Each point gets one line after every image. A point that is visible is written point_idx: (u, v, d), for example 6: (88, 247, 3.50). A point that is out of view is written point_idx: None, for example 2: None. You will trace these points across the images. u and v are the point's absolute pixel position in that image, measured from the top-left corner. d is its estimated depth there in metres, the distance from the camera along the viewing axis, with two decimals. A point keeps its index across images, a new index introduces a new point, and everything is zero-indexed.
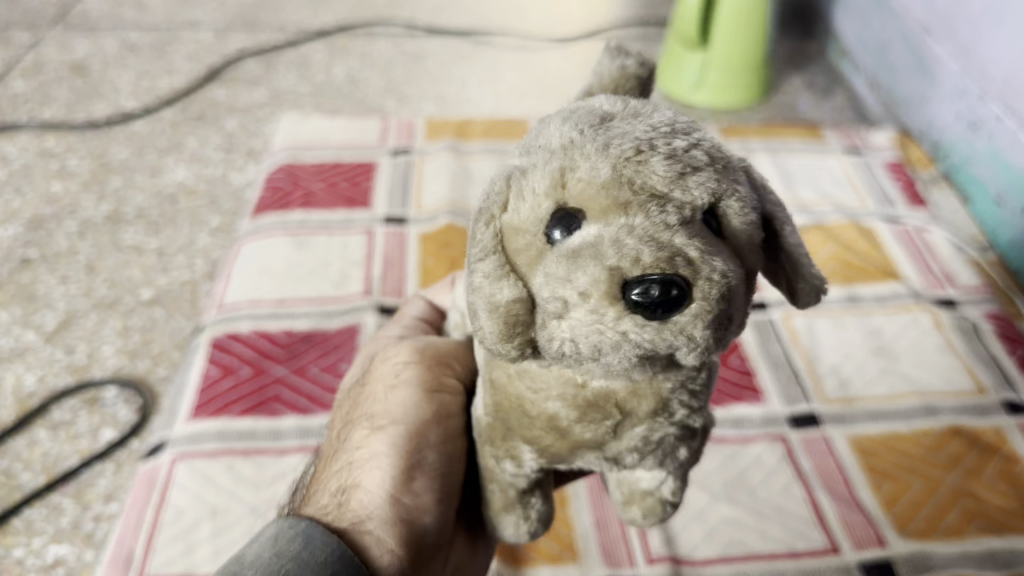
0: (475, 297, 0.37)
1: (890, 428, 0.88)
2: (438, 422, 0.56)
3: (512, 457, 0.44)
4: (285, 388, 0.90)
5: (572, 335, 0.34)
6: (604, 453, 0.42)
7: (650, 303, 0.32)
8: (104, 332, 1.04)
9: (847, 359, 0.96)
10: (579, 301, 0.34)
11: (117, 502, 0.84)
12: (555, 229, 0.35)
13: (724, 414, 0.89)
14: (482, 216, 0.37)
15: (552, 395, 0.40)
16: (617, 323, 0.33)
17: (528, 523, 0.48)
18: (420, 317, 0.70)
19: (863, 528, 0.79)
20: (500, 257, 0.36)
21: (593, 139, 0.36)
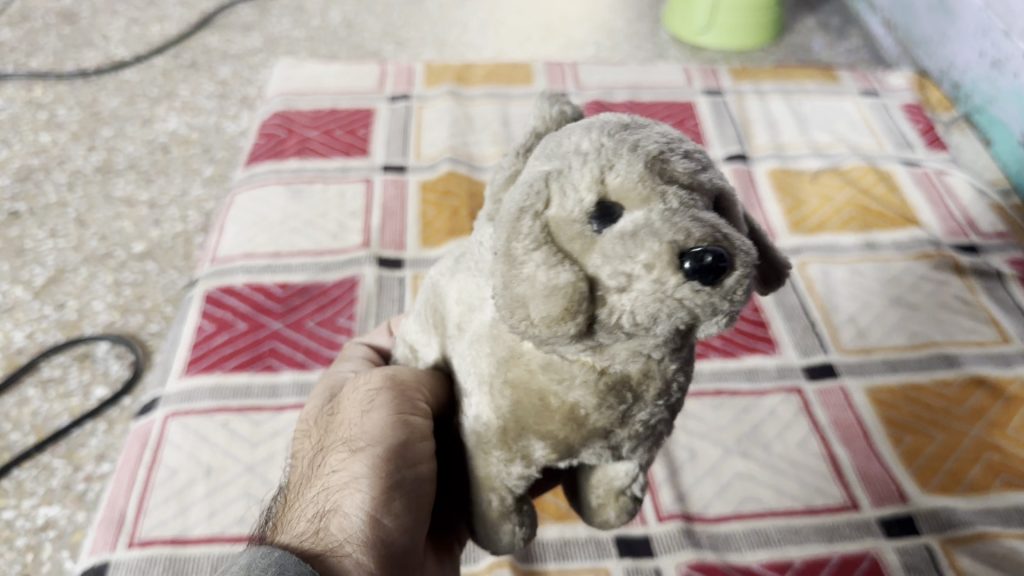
0: (520, 290, 0.32)
1: (909, 378, 0.85)
2: (417, 446, 0.49)
3: (522, 457, 0.39)
4: (281, 342, 0.87)
5: (632, 306, 0.31)
6: (608, 441, 0.38)
7: (707, 270, 0.30)
8: (95, 286, 1.01)
9: (865, 308, 0.92)
10: (642, 273, 0.31)
11: (109, 461, 0.81)
12: (601, 222, 0.33)
13: (738, 365, 0.86)
14: (523, 211, 0.33)
15: (576, 375, 0.36)
16: (675, 291, 0.30)
17: (520, 530, 0.44)
18: (368, 354, 0.63)
19: (884, 483, 0.76)
20: (554, 247, 0.32)
21: (621, 142, 0.34)
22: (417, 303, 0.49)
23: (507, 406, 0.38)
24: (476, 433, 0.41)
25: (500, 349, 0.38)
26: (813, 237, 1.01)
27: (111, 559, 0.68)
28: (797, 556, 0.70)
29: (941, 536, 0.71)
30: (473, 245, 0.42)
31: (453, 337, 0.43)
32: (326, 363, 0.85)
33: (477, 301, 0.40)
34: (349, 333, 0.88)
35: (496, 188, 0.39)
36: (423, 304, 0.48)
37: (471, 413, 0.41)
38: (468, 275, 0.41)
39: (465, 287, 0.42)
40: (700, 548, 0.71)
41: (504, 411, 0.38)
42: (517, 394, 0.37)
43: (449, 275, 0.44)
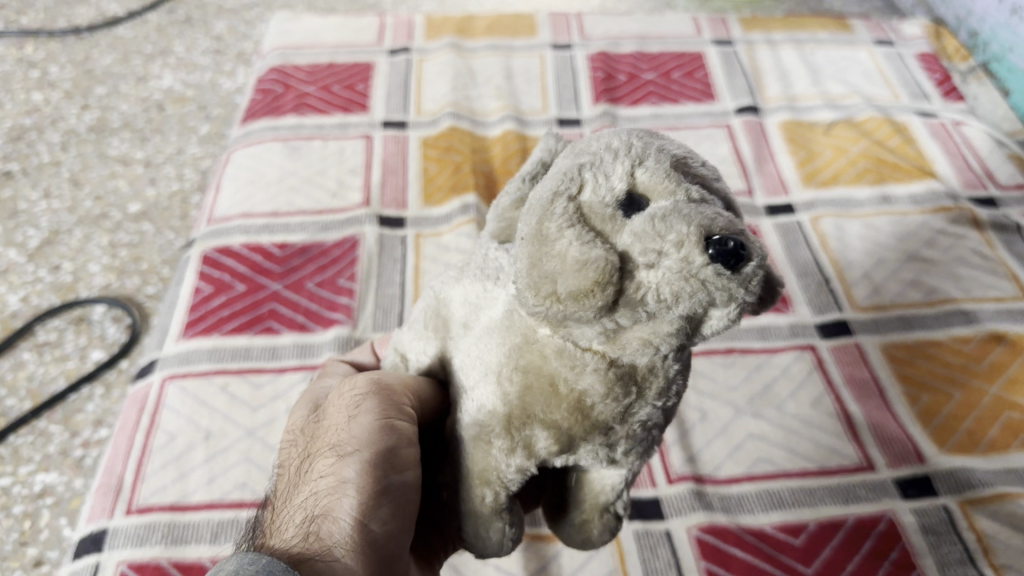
0: (550, 265, 0.33)
1: (926, 336, 0.82)
2: (403, 450, 0.45)
3: (523, 448, 0.37)
4: (281, 304, 0.84)
5: (658, 283, 0.33)
6: (609, 437, 0.37)
7: (728, 256, 0.32)
8: (90, 248, 0.98)
9: (879, 264, 0.89)
10: (671, 250, 0.32)
11: (106, 427, 0.79)
12: (630, 209, 0.35)
13: (750, 324, 0.84)
14: (557, 195, 0.34)
15: (587, 362, 0.35)
16: (700, 270, 0.32)
17: (509, 530, 0.40)
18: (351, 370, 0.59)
19: (901, 443, 0.73)
20: (586, 227, 0.34)
21: (647, 144, 0.37)
22: (414, 312, 0.47)
23: (515, 392, 0.36)
24: (478, 422, 0.38)
25: (513, 334, 0.36)
26: (827, 191, 0.98)
27: (109, 526, 0.66)
28: (812, 518, 0.68)
29: (959, 498, 0.69)
30: (481, 252, 0.42)
31: (455, 335, 0.41)
32: (327, 325, 0.82)
33: (488, 298, 0.39)
34: (350, 294, 0.85)
35: (503, 208, 0.40)
36: (423, 310, 0.45)
37: (474, 406, 0.38)
38: (478, 277, 0.40)
39: (474, 287, 0.40)
40: (712, 511, 0.69)
41: (511, 397, 0.36)
42: (527, 378, 0.36)
43: (453, 282, 0.43)
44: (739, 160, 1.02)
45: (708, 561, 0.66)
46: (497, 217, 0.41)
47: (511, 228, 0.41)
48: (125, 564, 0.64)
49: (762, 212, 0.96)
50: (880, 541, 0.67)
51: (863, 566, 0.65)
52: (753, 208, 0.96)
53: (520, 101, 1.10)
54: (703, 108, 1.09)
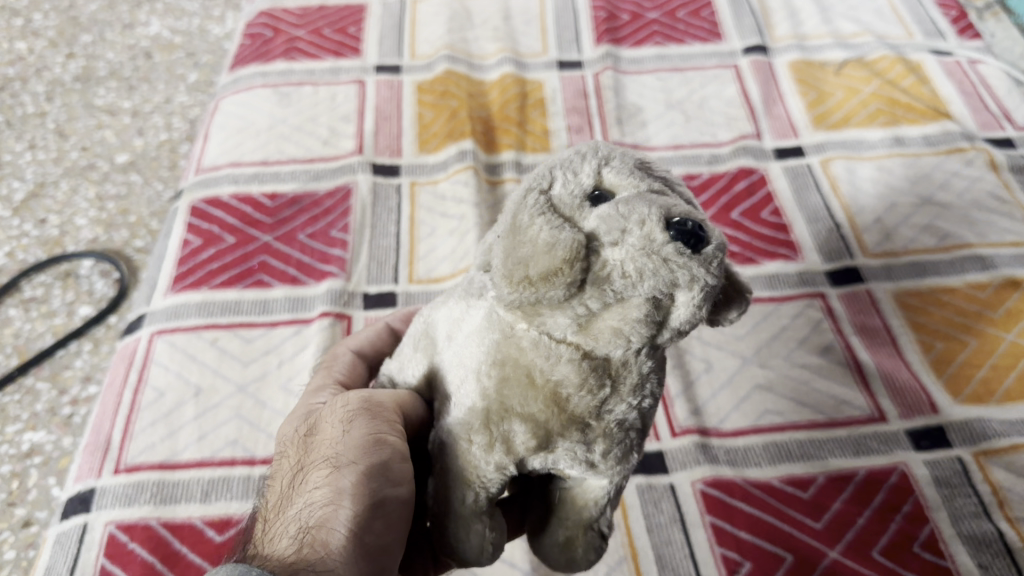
0: (521, 252, 0.32)
1: (940, 282, 0.79)
2: (397, 464, 0.42)
3: (501, 446, 0.34)
4: (271, 257, 0.81)
5: (623, 260, 0.32)
6: (586, 435, 0.33)
7: (689, 236, 0.31)
8: (77, 201, 0.96)
9: (892, 208, 0.86)
10: (634, 229, 0.31)
11: (95, 383, 0.77)
12: (598, 200, 0.34)
13: (757, 271, 0.81)
14: (529, 191, 0.34)
15: (561, 352, 0.33)
16: (660, 247, 0.31)
17: (491, 533, 0.37)
18: (342, 381, 0.55)
19: (914, 392, 0.71)
20: (554, 216, 0.33)
21: (613, 146, 0.36)
22: (411, 331, 0.45)
23: (493, 385, 0.34)
24: (460, 421, 0.35)
25: (492, 331, 0.35)
26: (837, 133, 0.94)
27: (97, 486, 0.64)
28: (820, 471, 0.66)
29: (974, 449, 0.66)
30: (467, 280, 0.40)
31: (441, 348, 0.40)
32: (320, 278, 0.79)
33: (469, 310, 0.37)
34: (343, 246, 0.82)
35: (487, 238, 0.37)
36: (413, 332, 0.45)
37: (457, 412, 0.36)
38: (465, 296, 0.38)
39: (458, 307, 0.39)
40: (716, 464, 0.67)
41: (489, 391, 0.34)
42: (504, 370, 0.34)
43: (440, 304, 0.42)
44: (747, 101, 0.98)
45: (714, 516, 0.64)
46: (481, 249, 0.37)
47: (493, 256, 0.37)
48: (113, 524, 0.62)
49: (771, 155, 0.92)
50: (891, 494, 0.64)
51: (874, 520, 0.63)
52: (761, 151, 0.92)
53: (519, 44, 1.06)
54: (709, 48, 1.04)
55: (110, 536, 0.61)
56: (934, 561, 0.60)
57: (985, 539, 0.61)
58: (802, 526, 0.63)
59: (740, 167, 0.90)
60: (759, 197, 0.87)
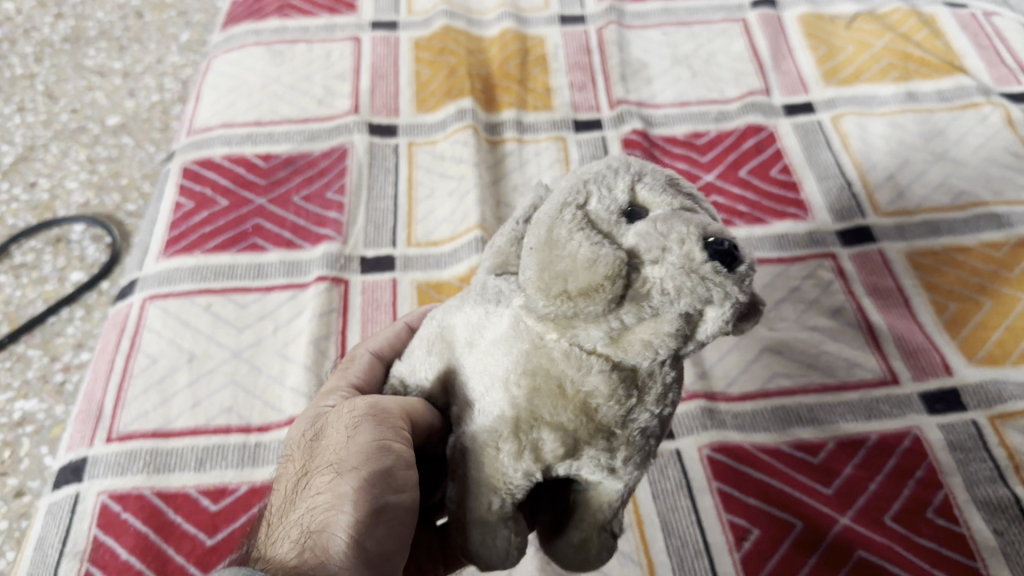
0: (560, 265, 0.31)
1: (955, 242, 0.77)
2: (402, 472, 0.41)
3: (530, 452, 0.32)
4: (266, 219, 0.79)
5: (662, 278, 0.31)
6: (611, 444, 0.33)
7: (725, 255, 0.31)
8: (68, 164, 0.93)
9: (904, 166, 0.83)
10: (675, 248, 0.31)
11: (88, 350, 0.76)
12: (632, 216, 0.33)
13: (766, 231, 0.79)
14: (565, 204, 0.33)
15: (593, 363, 0.32)
16: (700, 266, 0.30)
17: (516, 537, 0.35)
18: (357, 384, 0.52)
19: (927, 355, 0.69)
20: (594, 230, 0.32)
21: (642, 164, 0.36)
22: (420, 334, 0.43)
23: (523, 395, 0.32)
24: (484, 428, 0.34)
25: (520, 341, 0.33)
26: (848, 89, 0.91)
27: (89, 455, 0.63)
28: (831, 436, 0.64)
29: (989, 413, 0.64)
30: (479, 282, 0.38)
31: (460, 353, 0.37)
32: (316, 241, 0.77)
33: (490, 317, 0.35)
34: (339, 209, 0.80)
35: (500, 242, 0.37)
36: (426, 334, 0.42)
37: (480, 417, 0.34)
38: (484, 302, 0.36)
39: (474, 311, 0.36)
40: (724, 429, 0.65)
41: (517, 400, 0.33)
42: (535, 381, 0.32)
43: (455, 308, 0.39)
44: (755, 56, 0.95)
45: (720, 482, 0.62)
46: (492, 251, 0.38)
47: (508, 262, 0.37)
48: (106, 494, 0.61)
49: (780, 111, 0.89)
50: (904, 459, 0.63)
51: (886, 485, 0.61)
52: (770, 107, 0.90)
53: None
54: (715, 2, 1.01)
55: (103, 505, 0.60)
56: (947, 527, 0.59)
57: (1000, 505, 0.59)
58: (812, 492, 0.61)
59: (749, 124, 0.88)
60: (768, 155, 0.85)
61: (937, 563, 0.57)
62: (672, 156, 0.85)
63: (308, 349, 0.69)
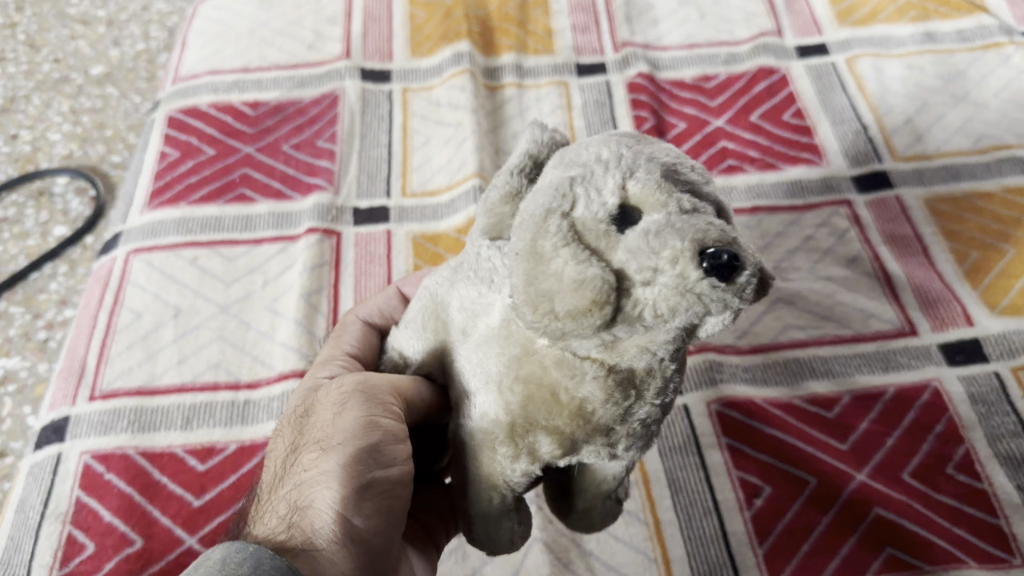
0: (546, 285, 0.26)
1: (977, 187, 0.73)
2: (390, 447, 0.39)
3: (528, 454, 0.31)
4: (254, 169, 0.75)
5: (655, 299, 0.26)
6: (609, 440, 0.31)
7: (726, 269, 0.25)
8: (51, 115, 0.90)
9: (923, 109, 0.79)
10: (666, 267, 0.25)
11: (72, 307, 0.73)
12: (624, 224, 0.27)
13: (779, 178, 0.75)
14: (549, 211, 0.27)
15: (586, 370, 0.29)
16: (695, 285, 0.25)
17: (518, 526, 0.36)
18: (353, 354, 0.49)
19: (947, 304, 0.65)
20: (580, 246, 0.27)
21: (636, 151, 0.29)
22: (410, 307, 0.40)
23: (516, 401, 0.30)
24: (481, 428, 0.32)
25: (511, 344, 0.31)
26: (863, 29, 0.87)
27: (72, 414, 0.60)
28: (846, 390, 0.62)
29: (1012, 365, 0.61)
30: (473, 250, 0.34)
31: (456, 342, 0.35)
32: (306, 191, 0.74)
33: (485, 304, 0.33)
34: (331, 157, 0.76)
35: (490, 203, 0.33)
36: (418, 304, 0.39)
37: (475, 412, 0.33)
38: (472, 283, 0.33)
39: (468, 291, 0.34)
40: (733, 383, 0.63)
41: (512, 406, 0.31)
42: (528, 388, 0.30)
43: (449, 284, 0.36)
44: None
45: (730, 438, 0.60)
46: (485, 209, 0.33)
47: (501, 225, 0.33)
48: (89, 454, 0.58)
49: (792, 53, 0.85)
50: (923, 413, 0.60)
51: (904, 440, 0.59)
52: (782, 49, 0.85)
53: None
54: None
55: (85, 466, 0.57)
56: (969, 483, 0.56)
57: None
58: (827, 447, 0.59)
59: (760, 67, 0.83)
60: (779, 99, 0.81)
61: (957, 521, 0.54)
62: (679, 102, 0.81)
63: (299, 303, 0.66)
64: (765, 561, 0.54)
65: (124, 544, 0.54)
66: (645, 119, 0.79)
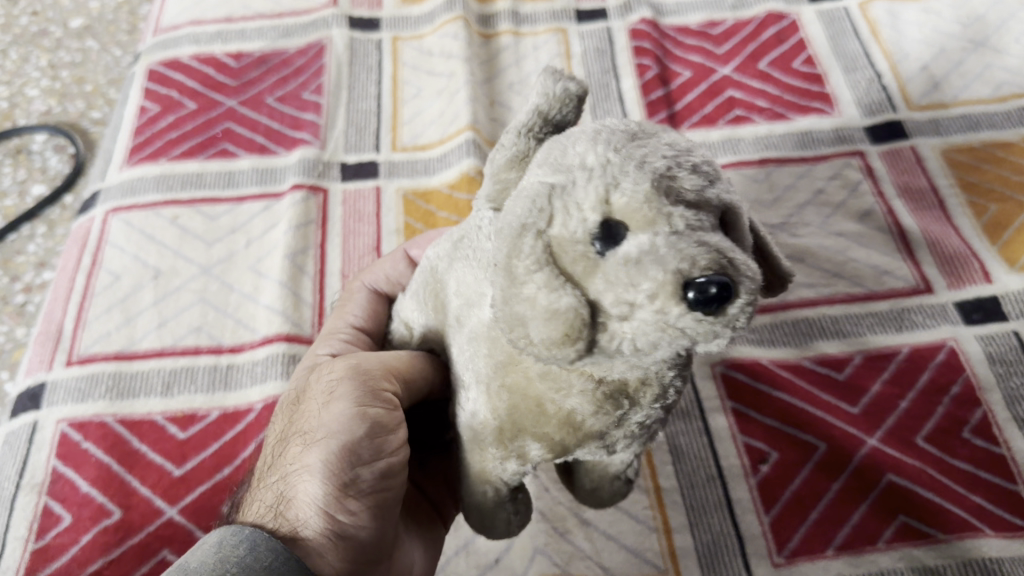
0: (517, 309, 0.25)
1: (996, 136, 0.69)
2: (380, 440, 0.39)
3: (517, 456, 0.30)
4: (236, 124, 0.72)
5: (634, 332, 0.24)
6: (604, 442, 0.29)
7: (715, 303, 0.22)
8: (28, 69, 0.86)
9: (940, 55, 0.75)
10: (645, 303, 0.23)
11: (51, 269, 0.70)
12: (606, 244, 0.24)
13: (789, 129, 0.71)
14: (523, 228, 0.24)
15: (573, 384, 0.27)
16: (675, 322, 0.22)
17: (516, 517, 0.36)
18: (357, 327, 0.48)
19: (964, 260, 0.62)
20: (556, 269, 0.24)
21: (624, 154, 0.25)
22: (415, 279, 0.39)
23: (503, 408, 0.29)
24: (469, 427, 0.31)
25: (496, 349, 0.29)
26: None
27: (48, 380, 0.58)
28: (858, 350, 0.59)
29: None
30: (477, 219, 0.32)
31: (452, 332, 0.33)
32: (292, 146, 0.70)
33: (479, 294, 0.30)
34: (317, 110, 0.73)
35: (496, 167, 0.29)
36: (421, 277, 0.37)
37: (465, 406, 0.32)
38: (469, 262, 0.31)
39: (465, 275, 0.31)
40: (740, 345, 0.60)
41: (500, 413, 0.29)
42: (513, 398, 0.28)
43: (448, 260, 0.33)
44: None
45: (736, 402, 0.57)
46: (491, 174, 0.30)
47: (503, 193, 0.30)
48: (65, 422, 0.56)
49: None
50: (938, 373, 0.57)
51: (918, 402, 0.56)
52: None
53: None
54: None
55: (61, 435, 0.55)
56: (985, 447, 0.53)
57: None
58: (837, 411, 0.56)
59: (769, 12, 0.80)
60: (789, 46, 0.77)
61: (973, 488, 0.52)
62: (684, 49, 0.77)
63: (283, 263, 0.63)
64: (771, 529, 0.52)
65: (102, 515, 0.52)
66: (648, 68, 0.75)
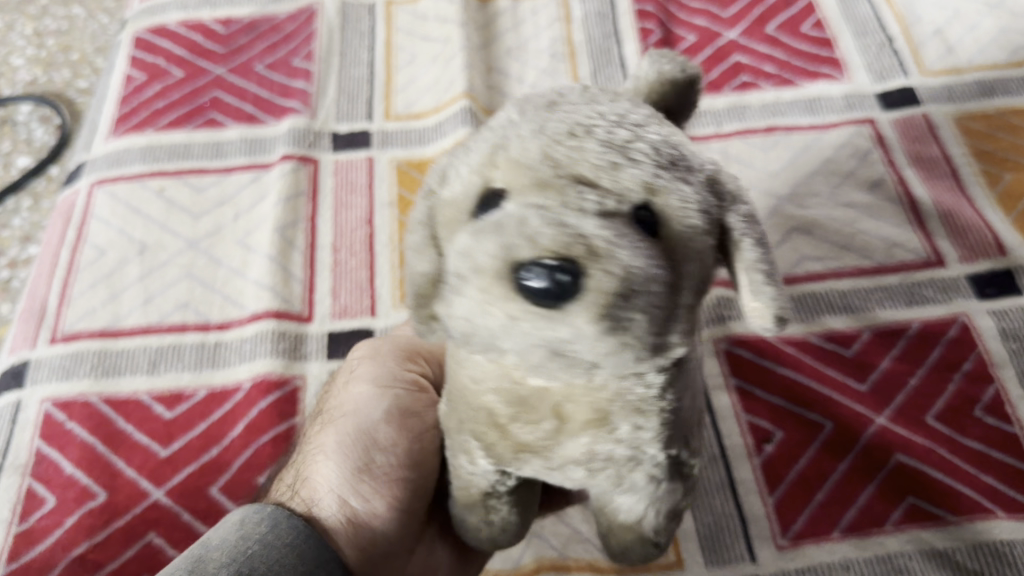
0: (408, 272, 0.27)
1: (1012, 103, 0.66)
2: (411, 419, 0.41)
3: (466, 452, 0.32)
4: (224, 92, 0.69)
5: (468, 315, 0.24)
6: (548, 460, 0.30)
7: (538, 287, 0.21)
8: (12, 38, 0.84)
9: (955, 18, 0.72)
10: (472, 277, 0.23)
11: (36, 244, 0.68)
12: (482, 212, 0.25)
13: (797, 95, 0.69)
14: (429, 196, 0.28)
15: (490, 381, 0.29)
16: (504, 305, 0.22)
17: (494, 523, 0.35)
18: None
19: (977, 231, 0.60)
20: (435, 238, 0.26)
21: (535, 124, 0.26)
22: None
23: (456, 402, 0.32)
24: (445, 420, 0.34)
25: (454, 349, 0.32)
26: None
27: (32, 358, 0.56)
28: (866, 326, 0.57)
29: None
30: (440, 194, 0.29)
31: None
32: (281, 115, 0.68)
33: None
34: (307, 77, 0.70)
35: None
36: None
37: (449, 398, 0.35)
38: None
39: None
40: (743, 319, 0.57)
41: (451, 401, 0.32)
42: (457, 391, 0.31)
43: None
44: None
45: (740, 378, 0.55)
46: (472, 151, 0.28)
47: None
48: (50, 401, 0.54)
49: None
50: (950, 350, 0.55)
51: (929, 379, 0.54)
52: None
53: None
54: None
55: (45, 415, 0.53)
56: (997, 426, 0.52)
57: None
58: (845, 389, 0.54)
59: None
60: (797, 9, 0.74)
61: (984, 468, 0.50)
62: (689, 12, 0.74)
63: (272, 237, 0.61)
64: (776, 511, 0.50)
65: (87, 497, 0.50)
66: (651, 32, 0.72)
